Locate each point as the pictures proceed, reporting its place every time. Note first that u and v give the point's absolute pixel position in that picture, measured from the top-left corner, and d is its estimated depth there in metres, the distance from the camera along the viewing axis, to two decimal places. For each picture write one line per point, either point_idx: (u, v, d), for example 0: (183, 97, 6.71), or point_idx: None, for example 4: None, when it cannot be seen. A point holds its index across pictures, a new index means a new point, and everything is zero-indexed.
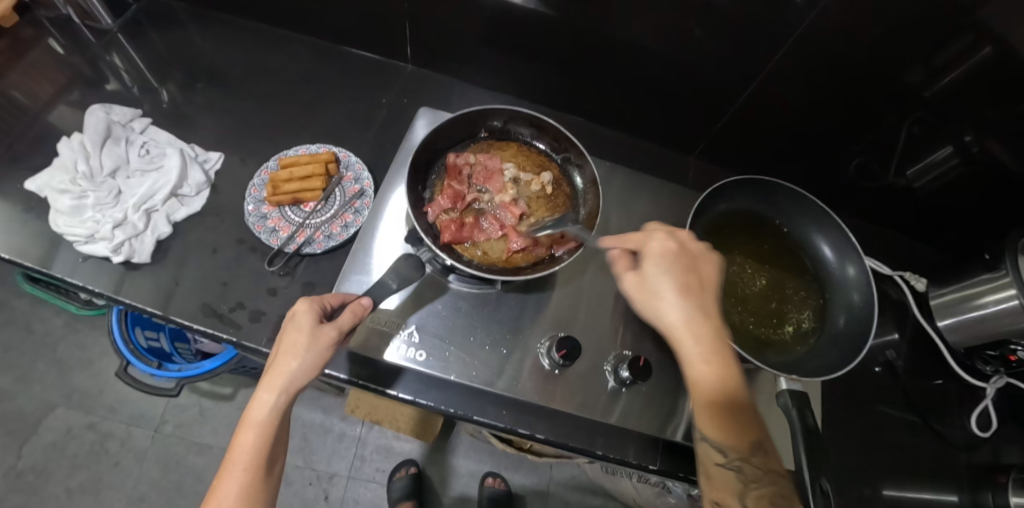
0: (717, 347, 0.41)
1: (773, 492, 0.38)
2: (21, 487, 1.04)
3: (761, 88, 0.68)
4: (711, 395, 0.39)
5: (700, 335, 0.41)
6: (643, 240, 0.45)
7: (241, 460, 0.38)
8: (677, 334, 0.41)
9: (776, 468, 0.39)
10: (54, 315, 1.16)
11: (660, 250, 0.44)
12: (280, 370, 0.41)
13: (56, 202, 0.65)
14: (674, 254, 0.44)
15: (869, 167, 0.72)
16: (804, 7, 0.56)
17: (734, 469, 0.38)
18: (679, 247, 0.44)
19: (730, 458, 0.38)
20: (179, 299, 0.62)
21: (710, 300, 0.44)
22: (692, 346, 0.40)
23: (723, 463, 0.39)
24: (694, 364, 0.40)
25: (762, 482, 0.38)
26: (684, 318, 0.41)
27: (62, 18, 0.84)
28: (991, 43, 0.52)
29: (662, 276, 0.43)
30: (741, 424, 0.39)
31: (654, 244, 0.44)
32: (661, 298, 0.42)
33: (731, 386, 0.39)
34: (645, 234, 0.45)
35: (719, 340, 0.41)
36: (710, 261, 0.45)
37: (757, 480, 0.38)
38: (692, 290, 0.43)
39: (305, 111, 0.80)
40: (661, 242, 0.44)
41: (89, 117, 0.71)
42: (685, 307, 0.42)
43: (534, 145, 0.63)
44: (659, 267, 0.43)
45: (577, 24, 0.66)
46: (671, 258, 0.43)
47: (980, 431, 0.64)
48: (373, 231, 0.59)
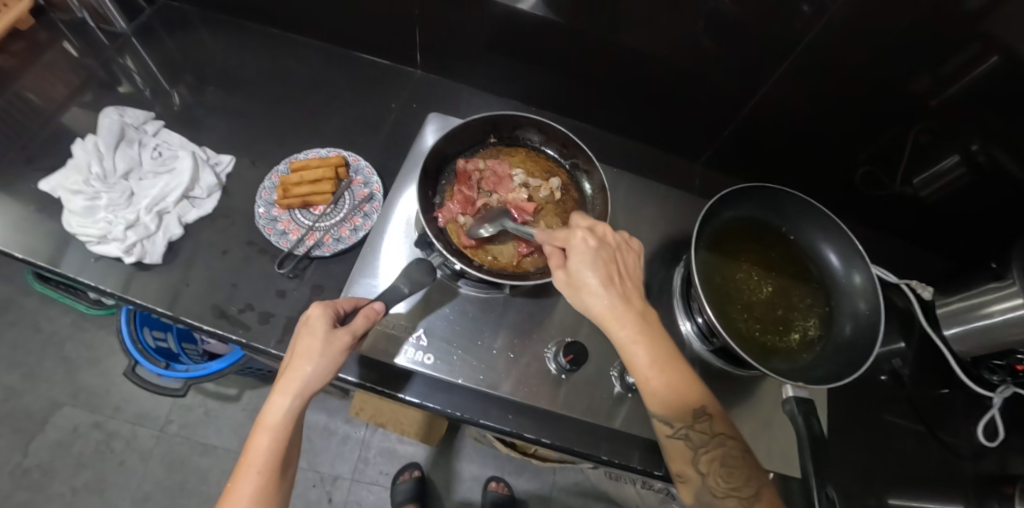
0: (643, 329, 0.43)
1: (722, 453, 0.42)
2: (26, 485, 1.05)
3: (768, 94, 0.68)
4: (650, 376, 0.42)
5: (631, 319, 0.43)
6: (566, 236, 0.46)
7: (256, 463, 0.39)
8: (607, 323, 0.43)
9: (724, 430, 0.42)
10: (62, 314, 1.17)
11: (582, 244, 0.45)
12: (295, 375, 0.41)
13: (70, 203, 0.66)
14: (593, 245, 0.45)
15: (876, 175, 0.72)
16: (811, 15, 0.56)
17: (681, 438, 0.42)
18: (599, 241, 0.46)
19: (677, 430, 0.42)
20: (189, 299, 0.62)
21: (630, 282, 0.46)
22: (621, 333, 0.43)
23: (672, 436, 0.42)
24: (630, 350, 0.42)
25: (710, 446, 0.42)
26: (610, 307, 0.43)
27: (77, 21, 0.86)
28: (997, 53, 0.52)
29: (585, 268, 0.44)
30: (683, 397, 0.42)
31: (574, 239, 0.46)
32: (588, 290, 0.44)
33: (665, 364, 0.42)
34: (567, 231, 0.47)
35: (646, 320, 0.44)
36: (624, 246, 0.48)
37: (706, 445, 0.41)
38: (615, 279, 0.45)
39: (315, 115, 0.81)
40: (580, 236, 0.46)
41: (103, 119, 0.72)
42: (609, 296, 0.43)
43: (543, 151, 0.64)
44: (581, 261, 0.44)
45: (584, 31, 0.67)
46: (591, 251, 0.45)
47: (988, 441, 0.63)
48: (382, 235, 0.59)
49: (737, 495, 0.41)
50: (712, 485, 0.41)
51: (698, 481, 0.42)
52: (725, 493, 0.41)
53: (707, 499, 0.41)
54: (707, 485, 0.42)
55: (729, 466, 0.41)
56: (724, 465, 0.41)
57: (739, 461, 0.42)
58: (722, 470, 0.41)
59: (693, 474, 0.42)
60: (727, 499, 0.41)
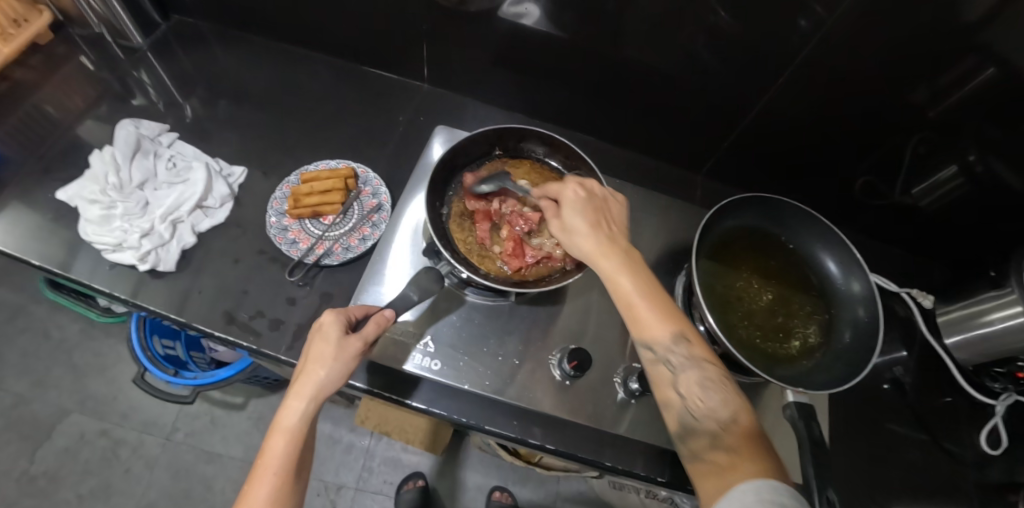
0: (628, 261, 0.45)
1: (703, 376, 0.41)
2: (32, 492, 1.05)
3: (767, 107, 0.70)
4: (635, 301, 0.43)
5: (614, 253, 0.45)
6: (559, 190, 0.49)
7: (272, 466, 0.40)
8: (595, 257, 0.45)
9: (704, 355, 0.42)
10: (71, 322, 1.19)
11: (573, 197, 0.48)
12: (309, 379, 0.42)
13: (87, 212, 0.68)
14: (584, 198, 0.48)
15: (875, 186, 0.74)
16: (808, 30, 0.58)
17: (664, 362, 0.42)
18: (587, 193, 0.49)
19: (658, 352, 0.42)
20: (201, 306, 0.64)
21: (620, 228, 0.48)
22: (609, 264, 0.44)
23: (655, 360, 0.42)
24: (614, 280, 0.44)
25: (690, 368, 0.41)
26: (598, 244, 0.45)
27: (94, 36, 0.88)
28: (992, 64, 0.53)
29: (574, 215, 0.47)
30: (664, 317, 0.42)
31: (566, 192, 0.48)
32: (576, 232, 0.46)
33: (647, 290, 0.44)
34: (559, 186, 0.50)
35: (632, 255, 0.46)
36: (614, 200, 0.51)
37: (686, 366, 0.41)
38: (601, 223, 0.47)
39: (325, 128, 0.83)
40: (573, 191, 0.48)
41: (120, 131, 0.75)
42: (596, 235, 0.46)
43: (547, 162, 0.65)
44: (572, 211, 0.47)
45: (587, 45, 0.69)
46: (580, 201, 0.48)
47: (990, 449, 0.64)
48: (390, 244, 0.61)
49: (717, 417, 0.39)
50: (693, 408, 0.40)
51: (680, 404, 0.41)
52: (706, 417, 0.39)
53: (689, 424, 0.40)
54: (688, 409, 0.41)
55: (710, 389, 0.40)
56: (705, 389, 0.40)
57: (720, 384, 0.41)
58: (702, 392, 0.40)
59: (675, 399, 0.42)
60: (709, 422, 0.39)
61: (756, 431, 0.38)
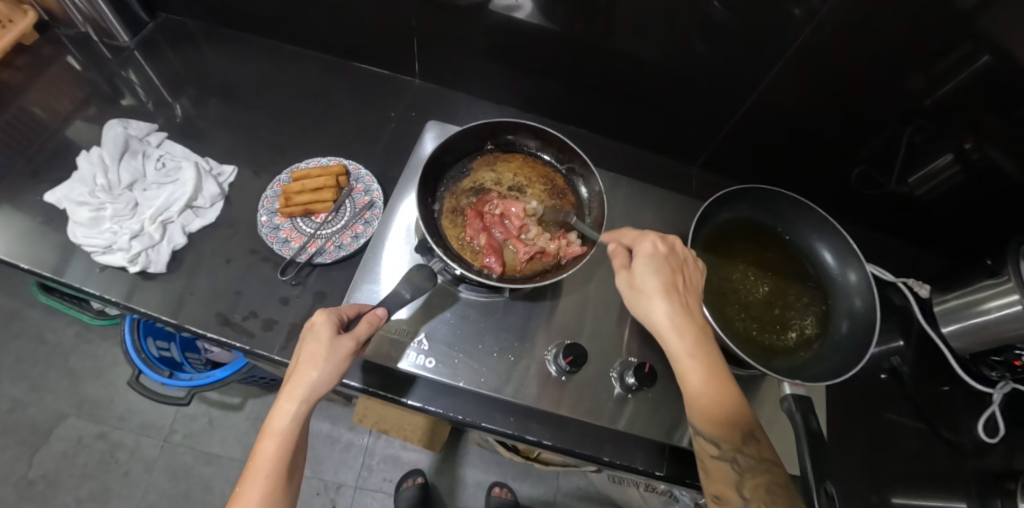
0: (701, 346, 0.45)
1: (768, 479, 0.42)
2: (31, 496, 1.05)
3: (763, 98, 0.69)
4: (703, 391, 0.44)
5: (688, 334, 0.45)
6: (636, 240, 0.51)
7: (263, 468, 0.40)
8: (666, 334, 0.46)
9: (770, 458, 0.43)
10: (66, 326, 1.18)
11: (650, 250, 0.49)
12: (301, 380, 0.42)
13: (76, 214, 0.67)
14: (662, 256, 0.48)
15: (871, 175, 0.73)
16: (802, 20, 0.57)
17: (728, 460, 0.42)
18: (667, 249, 0.49)
19: (723, 449, 0.43)
20: (194, 307, 0.63)
21: (694, 300, 0.48)
22: (679, 345, 0.45)
23: (717, 455, 0.43)
24: (682, 363, 0.45)
25: (757, 471, 0.42)
26: (672, 318, 0.46)
27: (80, 36, 0.87)
28: (989, 51, 0.53)
29: (647, 274, 0.48)
30: (731, 415, 0.43)
31: (646, 247, 0.49)
32: (649, 297, 0.47)
33: (718, 378, 0.44)
34: (637, 236, 0.51)
35: (703, 336, 0.46)
36: (693, 266, 0.50)
37: (753, 469, 0.42)
38: (675, 289, 0.47)
39: (315, 125, 0.82)
40: (650, 243, 0.50)
41: (108, 131, 0.74)
42: (672, 308, 0.46)
43: (539, 156, 0.64)
44: (648, 268, 0.48)
45: (579, 38, 0.68)
46: (659, 258, 0.48)
47: (988, 437, 0.64)
48: (383, 240, 0.60)
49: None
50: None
51: (738, 504, 0.41)
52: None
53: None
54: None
55: (775, 495, 0.41)
56: (769, 492, 0.41)
57: (787, 492, 0.41)
58: (766, 495, 0.41)
59: (733, 496, 0.42)
60: None
61: None
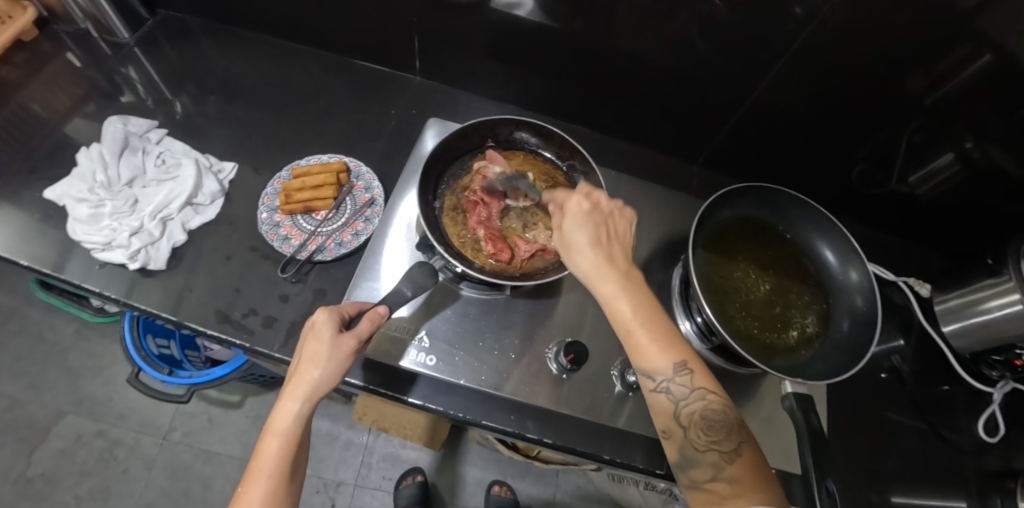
0: (631, 286, 0.41)
1: (705, 408, 0.39)
2: (30, 494, 1.05)
3: (764, 97, 0.69)
4: (632, 328, 0.40)
5: (614, 278, 0.41)
6: (564, 198, 0.46)
7: (266, 468, 0.39)
8: (592, 281, 0.41)
9: (708, 386, 0.40)
10: (65, 323, 1.18)
11: (577, 208, 0.44)
12: (303, 379, 0.42)
13: (75, 211, 0.67)
14: (589, 210, 0.44)
15: (873, 175, 0.73)
16: (803, 19, 0.57)
17: (664, 393, 0.40)
18: (592, 205, 0.45)
19: (659, 382, 0.40)
20: (193, 304, 0.63)
21: (623, 247, 0.44)
22: (607, 287, 0.41)
23: (654, 389, 0.40)
24: (612, 304, 0.40)
25: (692, 400, 0.39)
26: (595, 267, 0.41)
27: (80, 32, 0.87)
28: (990, 50, 0.53)
29: (575, 227, 0.43)
30: (667, 346, 0.40)
31: (573, 202, 0.45)
32: (575, 248, 0.42)
33: (647, 315, 0.40)
34: (567, 194, 0.46)
35: (631, 279, 0.42)
36: (622, 214, 0.46)
37: (687, 399, 0.39)
38: (603, 240, 0.43)
39: (315, 122, 0.82)
40: (578, 202, 0.45)
41: (108, 128, 0.73)
42: (597, 256, 0.42)
43: (540, 153, 0.64)
44: (575, 224, 0.43)
45: (580, 35, 0.68)
46: (586, 213, 0.44)
47: (988, 437, 0.64)
48: (383, 238, 0.60)
49: (719, 449, 0.39)
50: (695, 440, 0.39)
51: (681, 436, 0.40)
52: (708, 449, 0.39)
53: (691, 456, 0.39)
54: (690, 441, 0.40)
55: (714, 424, 0.39)
56: (707, 421, 0.39)
57: (724, 418, 0.39)
58: (704, 425, 0.39)
59: (677, 431, 0.40)
60: (710, 453, 0.39)
61: (756, 460, 0.38)
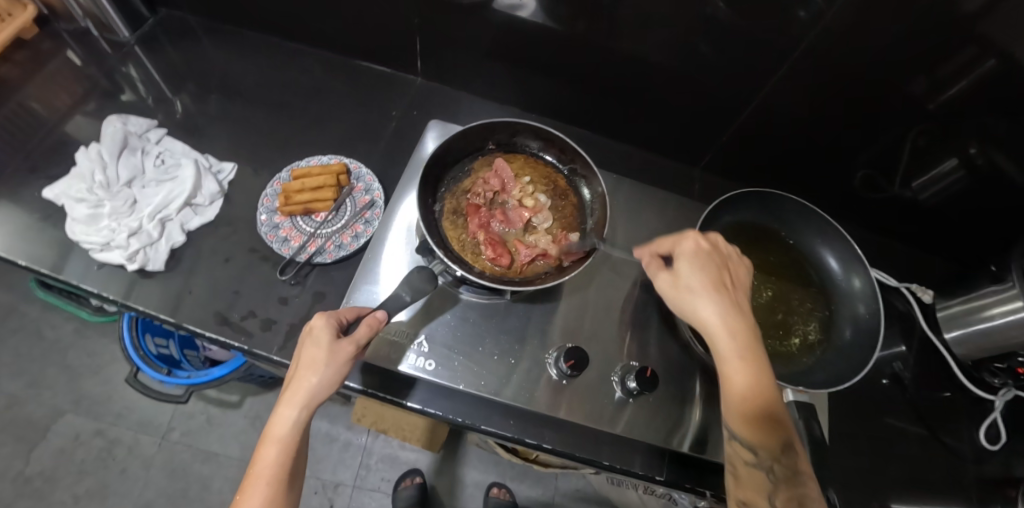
0: (753, 348, 0.42)
1: (802, 494, 0.38)
2: (28, 492, 1.05)
3: (767, 100, 0.69)
4: (745, 395, 0.40)
5: (739, 335, 0.42)
6: (676, 243, 0.48)
7: (264, 474, 0.39)
8: (715, 333, 0.42)
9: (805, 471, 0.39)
10: (64, 322, 1.18)
11: (693, 250, 0.46)
12: (301, 385, 0.41)
13: (74, 211, 0.67)
14: (708, 255, 0.46)
15: (876, 180, 0.73)
16: (807, 23, 0.57)
17: (763, 468, 0.39)
18: (711, 248, 0.47)
19: (760, 457, 0.39)
20: (192, 306, 0.63)
21: (742, 300, 0.45)
22: (728, 345, 0.42)
23: (752, 461, 0.39)
24: (728, 365, 0.41)
25: (791, 483, 0.38)
26: (723, 321, 0.42)
27: (80, 31, 0.86)
28: (994, 56, 0.52)
29: (693, 274, 0.45)
30: (777, 424, 0.39)
31: (688, 243, 0.47)
32: (695, 296, 0.44)
33: (766, 386, 0.40)
34: (675, 239, 0.48)
35: (754, 340, 0.42)
36: (740, 265, 0.48)
37: (786, 480, 0.38)
38: (725, 290, 0.44)
39: (316, 123, 0.81)
40: (692, 244, 0.47)
41: (107, 128, 0.73)
42: (721, 307, 0.43)
43: (541, 156, 0.64)
44: (691, 267, 0.45)
45: (582, 37, 0.68)
46: (703, 257, 0.46)
47: (989, 444, 0.64)
48: (383, 241, 0.59)
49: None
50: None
51: None
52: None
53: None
54: None
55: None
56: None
57: (817, 507, 0.38)
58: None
59: (763, 506, 0.38)
60: None
61: None
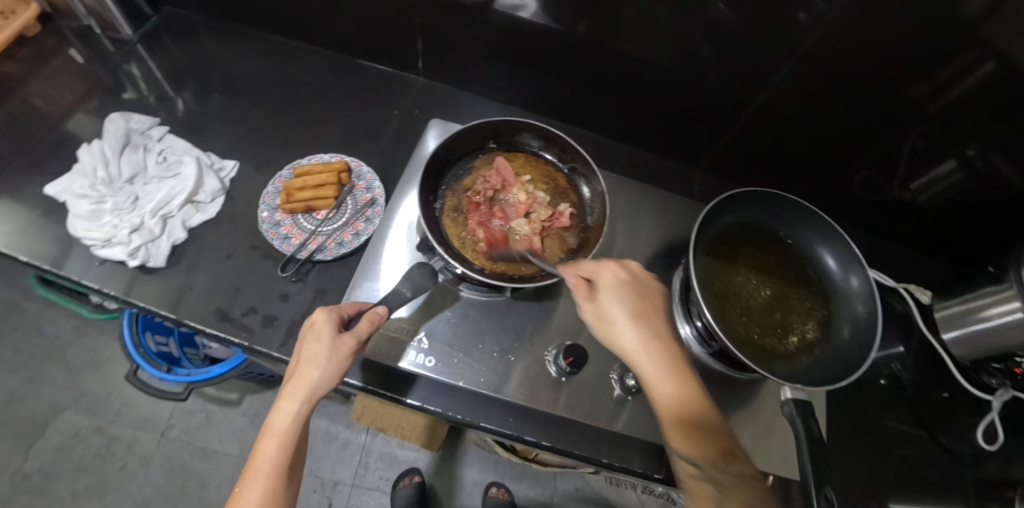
0: (675, 367, 0.43)
1: (755, 498, 0.37)
2: (27, 489, 1.05)
3: (768, 102, 0.69)
4: (676, 418, 0.41)
5: (657, 355, 0.44)
6: (594, 269, 0.48)
7: (265, 468, 0.39)
8: (635, 359, 0.44)
9: (751, 473, 0.39)
10: (64, 319, 1.18)
11: (612, 277, 0.47)
12: (303, 379, 0.42)
13: (76, 207, 0.67)
14: (625, 281, 0.47)
15: (874, 181, 0.73)
16: (807, 24, 0.57)
17: (708, 480, 0.38)
18: (628, 274, 0.48)
19: (703, 469, 0.38)
20: (193, 302, 0.63)
21: (662, 320, 0.47)
22: (651, 369, 0.43)
23: (696, 474, 0.38)
24: (655, 388, 0.42)
25: (739, 489, 0.37)
26: (640, 342, 0.44)
27: (83, 28, 0.87)
28: (993, 58, 0.53)
29: (614, 300, 0.45)
30: (706, 433, 0.40)
31: (606, 271, 0.47)
32: (615, 323, 0.45)
33: (692, 401, 0.42)
34: (596, 264, 0.49)
35: (676, 360, 0.44)
36: (655, 287, 0.49)
37: (733, 486, 0.37)
38: (642, 313, 0.46)
39: (317, 121, 0.82)
40: (611, 272, 0.48)
41: (109, 125, 0.73)
42: (638, 331, 0.44)
43: (542, 155, 0.64)
44: (611, 295, 0.46)
45: (582, 37, 0.68)
46: (621, 284, 0.47)
47: (988, 445, 0.63)
48: (383, 238, 0.60)
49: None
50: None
51: None
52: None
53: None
54: None
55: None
56: None
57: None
58: None
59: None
60: None
61: None
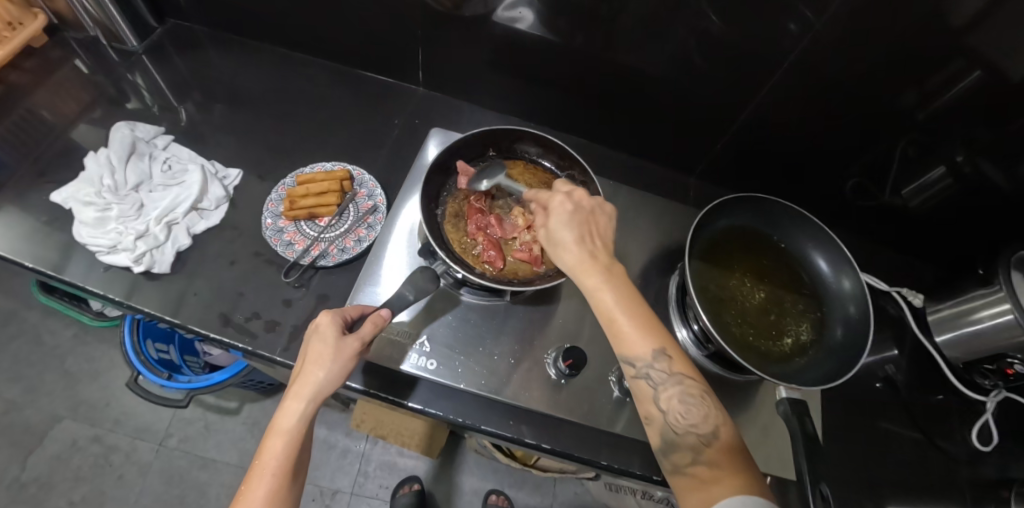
0: (612, 275, 0.44)
1: (682, 390, 0.41)
2: (23, 499, 1.03)
3: (760, 109, 0.71)
4: (616, 319, 0.42)
5: (596, 268, 0.44)
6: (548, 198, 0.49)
7: (269, 466, 0.40)
8: (575, 271, 0.44)
9: (685, 371, 0.41)
10: (64, 327, 1.18)
11: (560, 207, 0.47)
12: (308, 379, 0.43)
13: (82, 214, 0.68)
14: (573, 209, 0.47)
15: (866, 187, 0.75)
16: (798, 34, 0.59)
17: (644, 377, 0.41)
18: (578, 203, 0.48)
19: (640, 368, 0.41)
20: (196, 308, 0.64)
21: (606, 244, 0.47)
22: (589, 277, 0.43)
23: (636, 375, 0.41)
24: (596, 294, 0.43)
25: (669, 384, 0.41)
26: (578, 257, 0.44)
27: (89, 39, 0.89)
28: (980, 67, 0.55)
29: (562, 227, 0.46)
30: (645, 333, 0.42)
31: (556, 202, 0.48)
32: (561, 243, 0.45)
33: (628, 305, 0.43)
34: (549, 195, 0.49)
35: (616, 272, 0.44)
36: (603, 210, 0.49)
37: (665, 383, 0.41)
38: (587, 238, 0.46)
39: (319, 131, 0.83)
40: (561, 201, 0.48)
41: (115, 134, 0.75)
42: (579, 248, 0.45)
43: (540, 163, 0.66)
44: (559, 219, 0.46)
45: (580, 49, 0.70)
46: (569, 210, 0.47)
47: (982, 445, 0.65)
48: (385, 245, 0.61)
49: (698, 433, 0.39)
50: (674, 425, 0.40)
51: (661, 420, 0.41)
52: (687, 433, 0.40)
53: (671, 440, 0.40)
54: (670, 425, 0.40)
55: (689, 404, 0.41)
56: (684, 403, 0.40)
57: (701, 401, 0.41)
58: (682, 407, 0.40)
59: (657, 415, 0.41)
60: (689, 438, 0.39)
61: (734, 443, 0.39)
